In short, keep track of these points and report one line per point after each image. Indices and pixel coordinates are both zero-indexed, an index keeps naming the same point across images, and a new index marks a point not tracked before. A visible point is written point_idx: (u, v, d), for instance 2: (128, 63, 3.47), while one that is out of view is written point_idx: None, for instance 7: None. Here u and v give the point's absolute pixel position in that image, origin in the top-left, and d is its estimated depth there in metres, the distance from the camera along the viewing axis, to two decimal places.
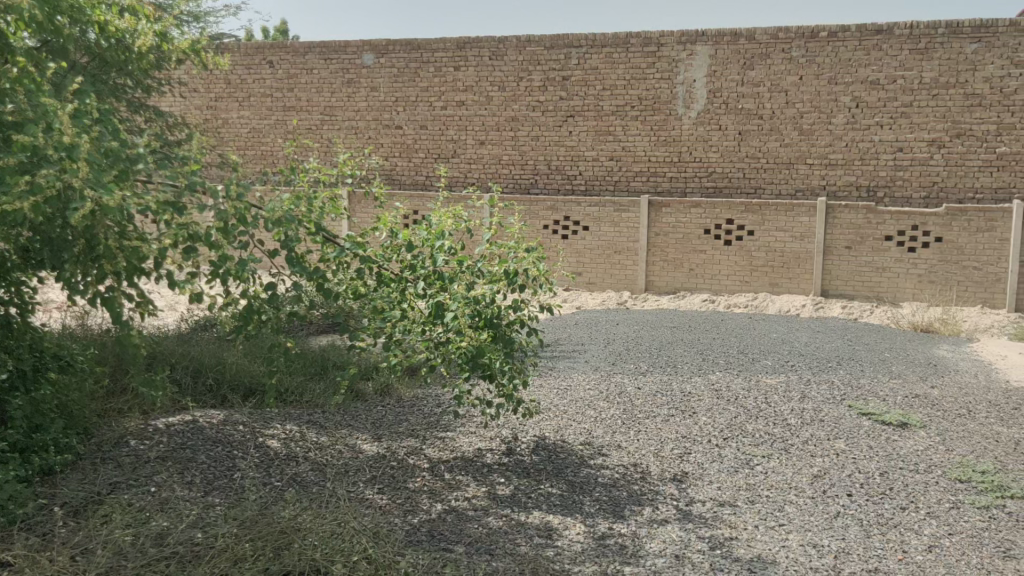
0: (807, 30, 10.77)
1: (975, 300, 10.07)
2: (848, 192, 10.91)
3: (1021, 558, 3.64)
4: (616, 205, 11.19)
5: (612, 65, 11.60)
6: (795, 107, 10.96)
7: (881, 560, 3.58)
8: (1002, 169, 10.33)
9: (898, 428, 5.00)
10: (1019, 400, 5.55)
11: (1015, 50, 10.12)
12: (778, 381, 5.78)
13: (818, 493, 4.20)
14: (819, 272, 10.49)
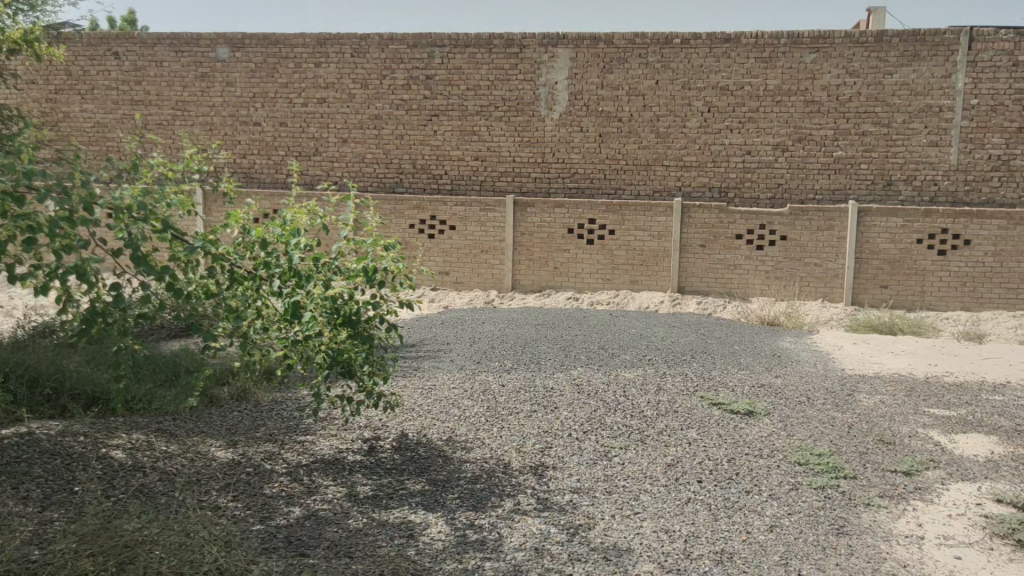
0: (661, 36, 11.21)
1: (815, 295, 10.73)
2: (700, 193, 11.39)
3: (853, 535, 3.92)
4: (482, 204, 11.29)
5: (474, 65, 11.67)
6: (651, 110, 11.36)
7: (726, 542, 3.77)
8: (838, 172, 11.04)
9: (743, 416, 5.28)
10: (852, 386, 5.98)
11: (849, 60, 10.85)
12: (636, 375, 5.98)
13: (671, 481, 4.38)
14: (677, 269, 10.91)
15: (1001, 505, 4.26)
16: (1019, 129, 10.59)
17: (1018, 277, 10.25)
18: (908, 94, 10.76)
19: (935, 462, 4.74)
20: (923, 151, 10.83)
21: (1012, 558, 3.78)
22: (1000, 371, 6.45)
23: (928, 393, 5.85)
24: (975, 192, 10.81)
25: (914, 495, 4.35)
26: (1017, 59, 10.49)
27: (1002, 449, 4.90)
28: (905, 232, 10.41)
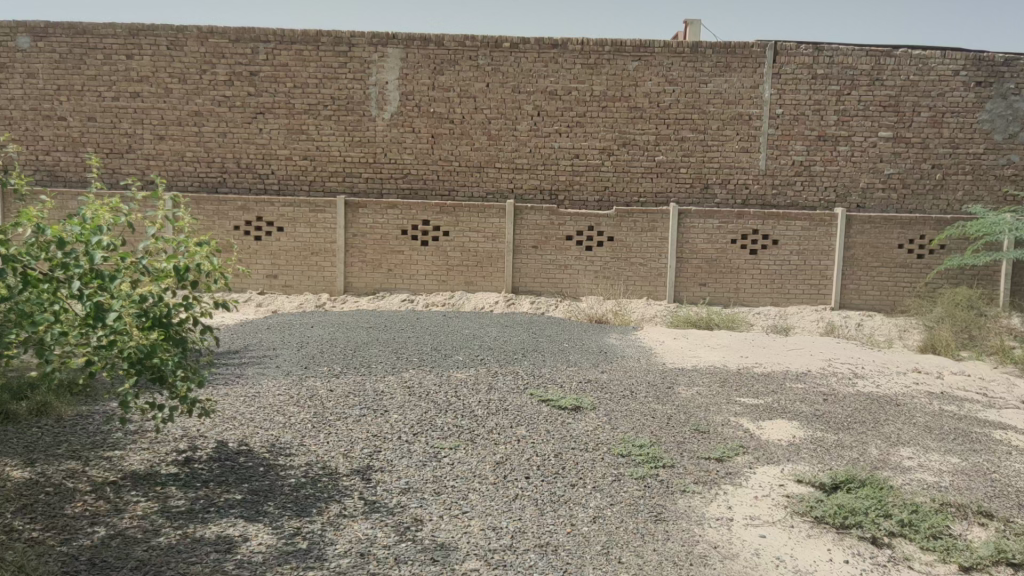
0: (491, 39, 11.34)
1: (641, 293, 11.19)
2: (531, 195, 11.65)
3: (669, 520, 4.11)
4: (311, 205, 11.05)
5: (301, 63, 11.40)
6: (482, 112, 11.49)
7: (552, 535, 3.85)
8: (659, 176, 11.58)
9: (570, 411, 5.43)
10: (673, 379, 6.28)
11: (668, 69, 11.40)
12: (468, 375, 6.02)
13: (499, 478, 4.43)
14: (510, 270, 11.09)
15: (801, 485, 4.61)
16: (818, 137, 11.50)
17: (819, 274, 11.09)
18: (721, 103, 11.44)
19: (744, 448, 5.05)
20: (736, 157, 11.54)
21: (810, 534, 4.09)
22: (802, 361, 6.97)
23: (740, 383, 6.24)
24: (781, 195, 11.64)
25: (725, 480, 4.63)
26: (815, 72, 11.36)
27: (803, 433, 5.29)
28: (721, 233, 11.05)
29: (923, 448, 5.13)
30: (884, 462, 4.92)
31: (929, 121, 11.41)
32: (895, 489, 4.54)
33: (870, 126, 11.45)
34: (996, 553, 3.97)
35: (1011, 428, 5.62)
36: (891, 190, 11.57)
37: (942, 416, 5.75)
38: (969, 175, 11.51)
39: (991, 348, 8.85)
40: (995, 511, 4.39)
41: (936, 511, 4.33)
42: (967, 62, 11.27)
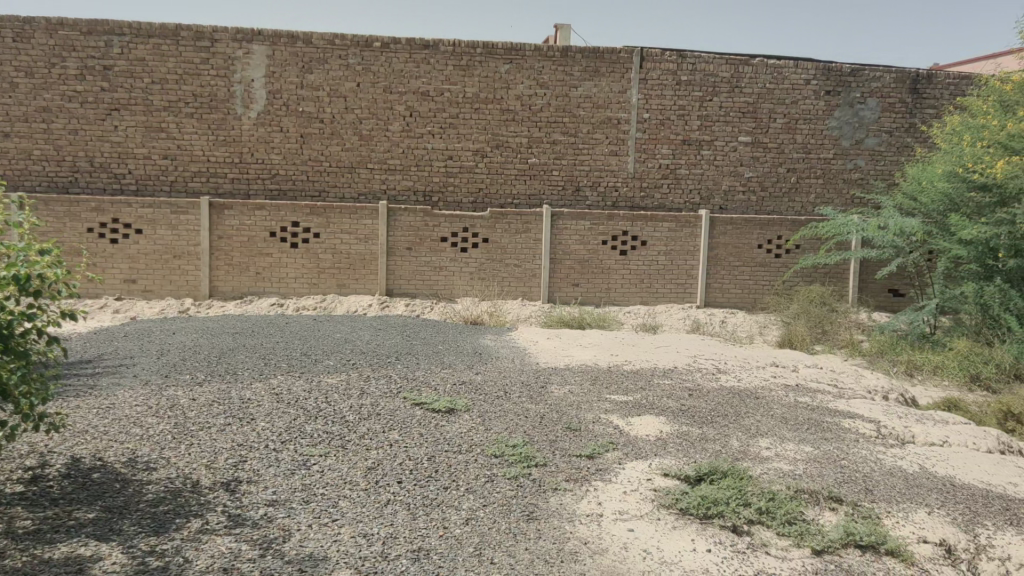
0: (361, 38, 11.19)
1: (516, 294, 11.30)
2: (405, 196, 11.56)
3: (541, 519, 4.15)
4: (172, 206, 10.59)
5: (160, 58, 10.91)
6: (353, 112, 11.32)
7: (424, 539, 3.82)
8: (533, 178, 11.74)
9: (443, 414, 5.41)
10: (546, 379, 6.37)
11: (538, 73, 11.55)
12: (340, 380, 5.91)
13: (371, 484, 4.36)
14: (383, 273, 10.96)
15: (667, 478, 4.75)
16: (683, 141, 11.93)
17: (685, 274, 11.51)
18: (591, 107, 11.70)
19: (614, 444, 5.17)
20: (606, 160, 11.83)
21: (676, 526, 4.22)
22: (669, 357, 7.20)
23: (610, 381, 6.40)
24: (649, 197, 12.01)
25: (596, 477, 4.72)
26: (679, 79, 11.78)
27: (670, 427, 5.47)
28: (592, 234, 11.29)
29: (780, 439, 5.40)
30: (744, 452, 5.15)
31: (784, 128, 12.04)
32: (754, 479, 4.76)
33: (731, 131, 11.97)
34: (845, 535, 4.22)
35: (858, 417, 5.99)
36: (751, 193, 12.14)
37: (796, 407, 6.07)
38: (820, 179, 12.21)
39: (841, 342, 9.42)
40: (843, 496, 4.66)
41: (791, 498, 4.57)
42: (817, 72, 11.94)
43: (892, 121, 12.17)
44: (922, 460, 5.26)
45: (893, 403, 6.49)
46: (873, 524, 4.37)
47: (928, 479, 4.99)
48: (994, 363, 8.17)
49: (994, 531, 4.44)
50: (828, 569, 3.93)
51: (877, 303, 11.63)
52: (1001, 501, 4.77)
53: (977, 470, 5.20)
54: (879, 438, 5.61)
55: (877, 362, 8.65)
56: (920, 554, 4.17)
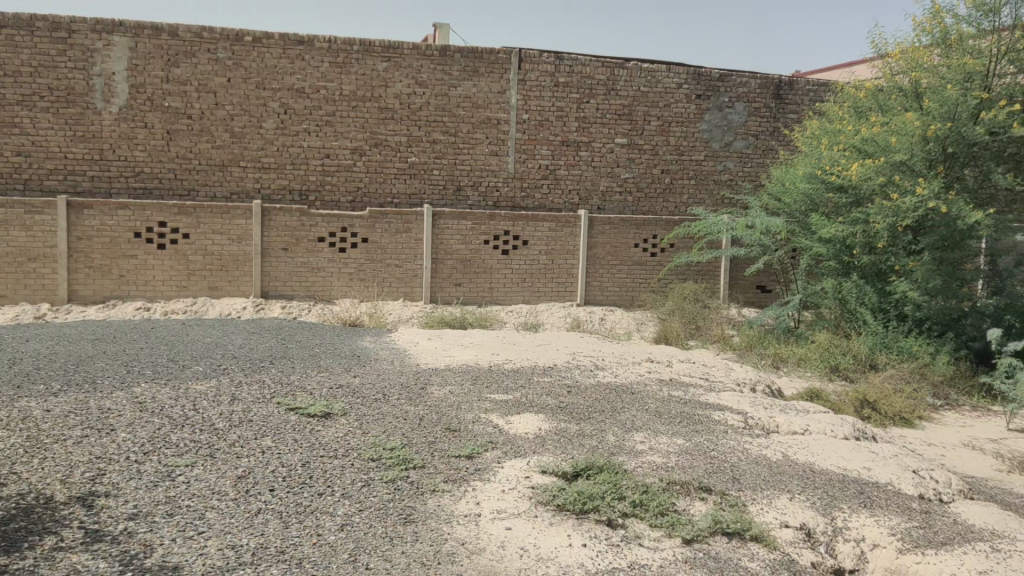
0: (231, 32, 10.82)
1: (397, 294, 11.20)
2: (281, 195, 11.26)
3: (418, 521, 4.12)
4: (25, 205, 9.96)
5: (12, 48, 10.28)
6: (224, 109, 10.96)
7: (296, 547, 3.72)
8: (413, 177, 11.66)
9: (319, 418, 5.30)
10: (425, 380, 6.33)
11: (416, 72, 11.47)
12: (208, 386, 5.69)
13: (240, 494, 4.21)
14: (258, 274, 10.65)
15: (545, 476, 4.80)
16: (561, 142, 12.11)
17: (566, 273, 11.69)
18: (470, 106, 11.72)
19: (493, 443, 5.19)
20: (486, 160, 11.87)
21: (552, 522, 4.27)
22: (549, 355, 7.29)
23: (489, 380, 6.42)
24: (529, 197, 12.13)
25: (474, 477, 4.72)
26: (557, 80, 11.95)
27: (548, 425, 5.54)
28: (474, 234, 11.31)
29: (653, 433, 5.55)
30: (620, 447, 5.26)
31: (658, 130, 12.40)
32: (629, 472, 4.88)
33: (608, 133, 12.23)
34: (714, 523, 4.37)
35: (727, 409, 6.23)
36: (627, 193, 12.45)
37: (669, 401, 6.25)
38: (693, 180, 12.65)
39: (713, 337, 9.79)
40: (712, 485, 4.83)
41: (664, 490, 4.71)
42: (688, 76, 12.35)
43: (758, 125, 12.72)
44: (784, 449, 5.52)
45: (760, 394, 6.78)
46: (740, 512, 4.55)
47: (789, 466, 5.24)
48: (852, 355, 8.67)
49: (850, 513, 4.71)
50: (697, 557, 4.06)
51: (747, 299, 12.14)
52: (857, 485, 5.06)
53: (834, 456, 5.50)
54: (746, 428, 5.86)
55: (747, 356, 9.03)
56: (783, 539, 4.37)
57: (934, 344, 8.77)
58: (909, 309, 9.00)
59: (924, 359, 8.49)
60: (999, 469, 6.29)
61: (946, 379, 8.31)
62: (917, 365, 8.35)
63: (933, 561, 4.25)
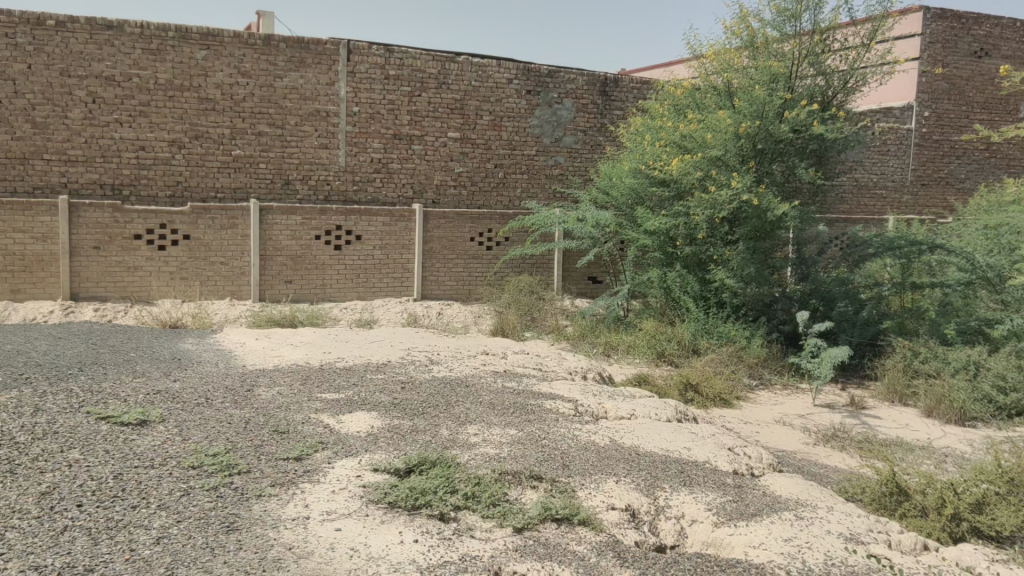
0: (31, 15, 10.02)
1: (223, 293, 10.73)
2: (91, 190, 10.53)
3: (242, 529, 3.96)
4: None
5: None
6: (24, 97, 10.14)
7: (107, 565, 3.48)
8: (238, 171, 11.20)
9: (134, 426, 5.00)
10: (252, 382, 6.10)
11: (239, 61, 11.03)
12: (8, 398, 5.23)
13: (44, 511, 3.89)
14: (66, 275, 9.93)
15: (376, 474, 4.74)
16: (393, 136, 12.00)
17: (401, 267, 11.61)
18: (297, 98, 11.39)
19: (323, 444, 5.07)
20: (315, 153, 11.59)
21: (383, 520, 4.21)
22: (382, 352, 7.21)
23: (320, 379, 6.28)
24: (362, 191, 11.94)
25: (301, 479, 4.59)
26: (387, 73, 11.83)
27: (379, 423, 5.47)
28: (305, 229, 11.02)
29: (486, 424, 5.60)
30: (452, 441, 5.28)
31: (490, 124, 12.53)
32: (461, 466, 4.90)
33: (440, 127, 12.24)
34: (543, 511, 4.47)
35: (558, 398, 6.38)
36: (462, 187, 12.50)
37: (502, 393, 6.33)
38: (525, 174, 12.87)
39: (547, 328, 10.02)
40: (543, 474, 4.93)
41: (495, 481, 4.76)
42: (518, 73, 12.55)
43: (586, 121, 13.12)
44: (611, 434, 5.72)
45: (589, 382, 7.00)
46: (569, 498, 4.67)
47: (615, 451, 5.43)
48: (676, 341, 9.11)
49: (671, 492, 4.95)
50: (527, 544, 4.13)
51: (579, 290, 12.50)
52: (677, 465, 5.32)
53: (657, 438, 5.76)
54: (576, 416, 6.03)
55: (579, 345, 9.30)
56: (609, 521, 4.52)
57: (749, 329, 9.40)
58: (727, 296, 9.60)
59: (740, 343, 9.06)
60: (806, 442, 6.79)
61: (760, 361, 8.91)
62: (735, 349, 8.89)
63: (745, 532, 4.52)
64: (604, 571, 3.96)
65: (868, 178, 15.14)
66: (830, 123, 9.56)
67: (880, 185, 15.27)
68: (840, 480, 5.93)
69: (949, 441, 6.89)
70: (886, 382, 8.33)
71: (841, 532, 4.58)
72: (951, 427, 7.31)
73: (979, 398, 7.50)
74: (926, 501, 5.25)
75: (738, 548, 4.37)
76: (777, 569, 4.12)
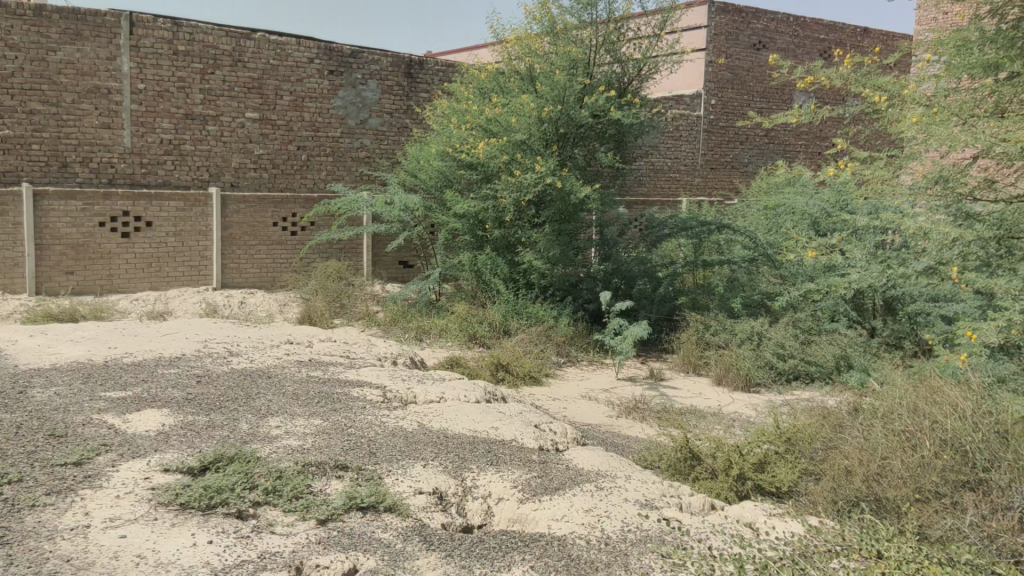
0: None
1: None
2: None
3: (12, 543, 3.59)
4: None
5: None
6: None
7: None
8: (6, 152, 10.19)
9: None
10: (26, 382, 5.57)
11: (5, 32, 10.07)
12: None
13: None
14: None
15: (168, 474, 4.46)
16: (185, 115, 11.32)
17: (198, 255, 11.02)
18: (74, 73, 10.51)
19: (106, 446, 4.70)
20: (97, 133, 10.74)
21: (174, 523, 3.96)
22: (176, 345, 6.81)
23: (104, 377, 5.83)
24: (151, 175, 11.19)
25: (81, 485, 4.23)
26: (176, 49, 11.16)
27: (171, 420, 5.15)
28: (86, 216, 10.23)
29: (289, 416, 5.42)
30: (253, 434, 5.07)
31: (291, 105, 12.11)
32: (262, 460, 4.71)
33: (237, 107, 11.68)
34: (348, 500, 4.38)
35: (366, 384, 6.29)
36: (262, 170, 12.00)
37: (307, 382, 6.16)
38: (331, 157, 12.55)
39: (358, 314, 9.86)
40: (349, 463, 4.84)
41: (298, 473, 4.61)
42: (319, 52, 12.21)
43: (391, 103, 12.97)
44: (419, 418, 5.71)
45: (400, 367, 6.96)
46: (375, 485, 4.60)
47: (423, 435, 5.42)
48: (487, 323, 9.22)
49: (478, 472, 5.00)
50: (330, 536, 4.03)
51: (390, 275, 12.38)
52: (485, 444, 5.40)
53: (465, 420, 5.80)
54: (384, 403, 5.96)
55: (391, 331, 9.23)
56: (416, 505, 4.49)
57: (556, 309, 9.71)
58: (535, 277, 9.86)
59: (549, 323, 9.32)
60: (609, 415, 7.09)
61: (567, 339, 9.22)
62: (543, 328, 9.14)
63: (548, 506, 4.64)
64: (410, 557, 3.93)
65: (662, 162, 16.02)
66: (627, 109, 9.99)
67: (673, 169, 16.19)
68: (639, 449, 6.24)
69: (736, 407, 7.43)
70: (682, 354, 8.86)
71: (637, 499, 4.81)
72: (738, 393, 7.89)
73: (762, 365, 8.13)
74: (715, 463, 5.63)
75: (542, 523, 4.50)
76: (577, 539, 4.27)
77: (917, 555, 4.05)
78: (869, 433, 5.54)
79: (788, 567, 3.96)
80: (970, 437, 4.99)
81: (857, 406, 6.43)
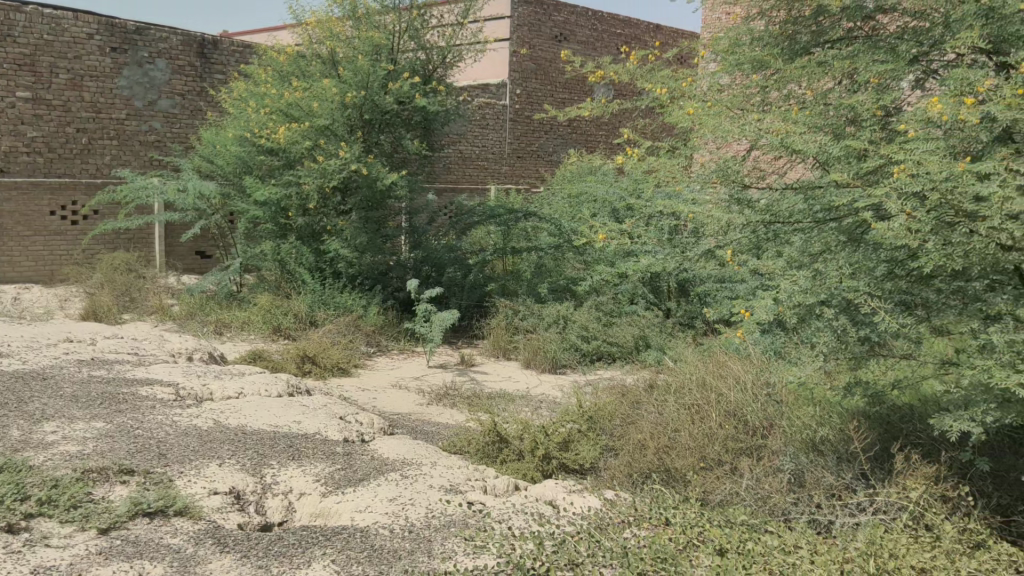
0: None
1: None
2: None
3: None
4: None
5: None
6: None
7: None
8: None
9: None
10: None
11: None
12: None
13: None
14: None
15: None
16: None
17: None
18: None
19: None
20: None
21: None
22: None
23: None
24: None
25: None
26: None
27: None
28: None
29: (67, 420, 5.01)
30: (25, 442, 4.64)
31: (68, 84, 11.20)
32: (35, 469, 4.32)
33: (5, 85, 10.69)
34: (133, 506, 4.10)
35: (156, 382, 5.93)
36: (37, 154, 10.99)
37: (88, 382, 5.71)
38: (115, 140, 11.67)
39: (151, 307, 9.27)
40: (135, 467, 4.53)
41: (77, 481, 4.26)
42: (100, 27, 11.38)
43: (183, 84, 12.24)
44: (215, 416, 5.45)
45: (195, 363, 6.61)
46: (165, 488, 4.33)
47: (220, 432, 5.18)
48: (292, 314, 8.94)
49: (279, 467, 4.85)
50: (113, 545, 3.76)
51: (186, 266, 11.74)
52: (288, 439, 5.24)
53: (266, 415, 5.60)
54: (176, 401, 5.65)
55: (186, 325, 8.79)
56: (209, 507, 4.27)
57: (365, 297, 9.57)
58: (343, 266, 9.67)
59: (357, 312, 9.18)
60: (419, 403, 7.09)
61: (377, 329, 9.14)
62: (352, 318, 8.98)
63: (351, 498, 4.57)
64: (202, 561, 3.73)
65: (470, 150, 16.07)
66: (431, 96, 10.00)
67: (482, 157, 16.28)
68: (448, 435, 6.27)
69: (543, 389, 7.65)
70: (491, 340, 9.01)
71: (441, 485, 4.84)
72: (546, 375, 8.13)
73: (567, 347, 8.43)
74: (521, 445, 5.77)
75: (345, 516, 4.41)
76: (380, 529, 4.23)
77: (699, 520, 4.31)
78: (662, 408, 5.87)
79: (584, 540, 4.10)
80: (749, 407, 5.41)
81: (652, 384, 6.78)
